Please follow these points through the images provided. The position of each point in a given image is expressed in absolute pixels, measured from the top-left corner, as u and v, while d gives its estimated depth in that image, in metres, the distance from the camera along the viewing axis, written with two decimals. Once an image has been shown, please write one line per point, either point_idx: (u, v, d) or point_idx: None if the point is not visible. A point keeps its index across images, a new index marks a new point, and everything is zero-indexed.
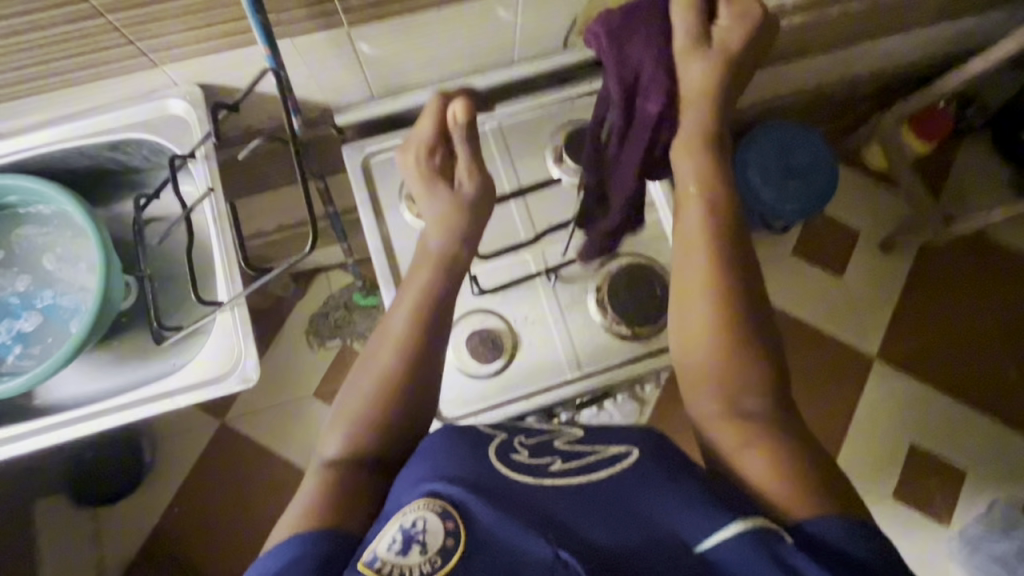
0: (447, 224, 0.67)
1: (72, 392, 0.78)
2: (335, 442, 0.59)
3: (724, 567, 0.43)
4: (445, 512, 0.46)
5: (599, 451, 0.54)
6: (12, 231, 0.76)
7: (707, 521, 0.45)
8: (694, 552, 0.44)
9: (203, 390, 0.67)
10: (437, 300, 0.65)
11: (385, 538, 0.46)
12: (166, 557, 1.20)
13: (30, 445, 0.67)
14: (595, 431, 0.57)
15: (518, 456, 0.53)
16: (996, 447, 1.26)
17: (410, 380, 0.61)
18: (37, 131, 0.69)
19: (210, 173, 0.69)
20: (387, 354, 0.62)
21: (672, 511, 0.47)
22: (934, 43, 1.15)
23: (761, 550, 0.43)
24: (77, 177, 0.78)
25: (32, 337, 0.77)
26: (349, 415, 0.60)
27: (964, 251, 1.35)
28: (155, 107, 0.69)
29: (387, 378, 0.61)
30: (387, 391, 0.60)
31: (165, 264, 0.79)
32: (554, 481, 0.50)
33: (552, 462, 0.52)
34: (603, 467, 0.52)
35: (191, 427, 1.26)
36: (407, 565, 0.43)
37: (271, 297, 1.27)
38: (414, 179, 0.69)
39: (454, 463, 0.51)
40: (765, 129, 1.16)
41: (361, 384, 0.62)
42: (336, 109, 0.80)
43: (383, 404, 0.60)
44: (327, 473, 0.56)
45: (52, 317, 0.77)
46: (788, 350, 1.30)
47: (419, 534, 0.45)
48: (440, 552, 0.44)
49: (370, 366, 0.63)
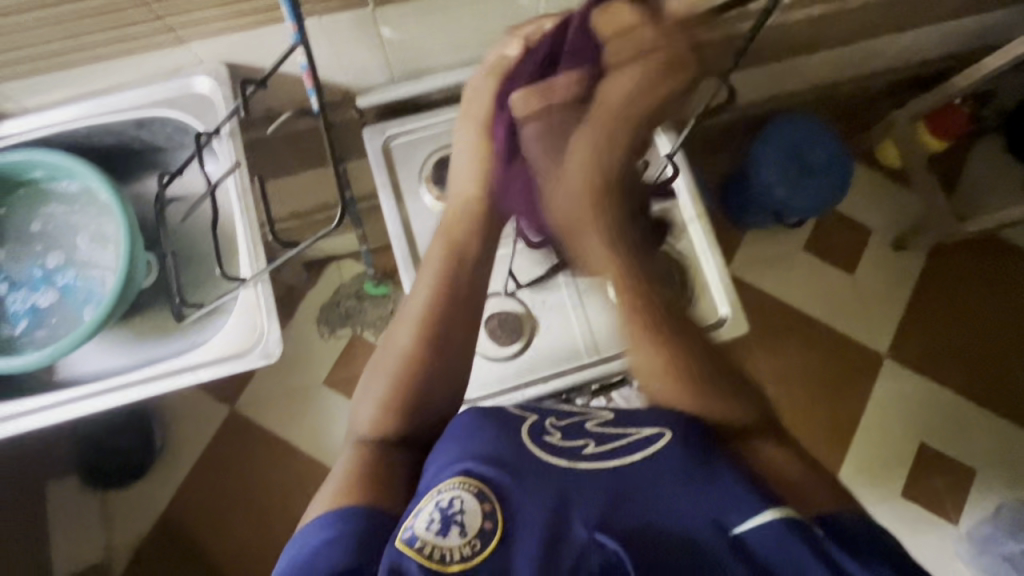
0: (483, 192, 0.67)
1: (92, 367, 0.79)
2: (364, 425, 0.58)
3: (757, 551, 0.45)
4: (480, 493, 0.47)
5: (632, 432, 0.53)
6: (36, 206, 0.77)
7: (742, 506, 0.47)
8: (730, 536, 0.46)
9: (225, 364, 0.68)
10: (457, 275, 0.64)
11: (421, 517, 0.46)
12: (173, 540, 1.21)
13: (53, 416, 0.68)
14: (626, 412, 0.56)
15: (552, 438, 0.53)
16: (1007, 448, 1.25)
17: (430, 361, 0.59)
18: (66, 108, 0.70)
19: (234, 149, 0.70)
20: (405, 334, 0.61)
21: (705, 496, 0.48)
22: (952, 38, 1.14)
23: (798, 539, 0.44)
24: (100, 155, 0.79)
25: (53, 311, 0.77)
26: (373, 397, 0.59)
27: (977, 250, 1.34)
28: (180, 85, 0.70)
29: (406, 358, 0.59)
30: (409, 373, 0.58)
31: (185, 243, 0.80)
32: (587, 465, 0.50)
33: (585, 446, 0.52)
34: (637, 447, 0.52)
35: (202, 412, 1.26)
36: (447, 546, 0.44)
37: (284, 285, 1.28)
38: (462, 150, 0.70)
39: (485, 441, 0.51)
40: (779, 124, 1.14)
41: (383, 364, 0.60)
42: (359, 94, 0.81)
43: (405, 386, 0.58)
44: (360, 456, 0.55)
45: (73, 293, 0.78)
46: (799, 345, 1.30)
47: (458, 516, 0.46)
48: (479, 534, 0.45)
49: (390, 347, 0.61)
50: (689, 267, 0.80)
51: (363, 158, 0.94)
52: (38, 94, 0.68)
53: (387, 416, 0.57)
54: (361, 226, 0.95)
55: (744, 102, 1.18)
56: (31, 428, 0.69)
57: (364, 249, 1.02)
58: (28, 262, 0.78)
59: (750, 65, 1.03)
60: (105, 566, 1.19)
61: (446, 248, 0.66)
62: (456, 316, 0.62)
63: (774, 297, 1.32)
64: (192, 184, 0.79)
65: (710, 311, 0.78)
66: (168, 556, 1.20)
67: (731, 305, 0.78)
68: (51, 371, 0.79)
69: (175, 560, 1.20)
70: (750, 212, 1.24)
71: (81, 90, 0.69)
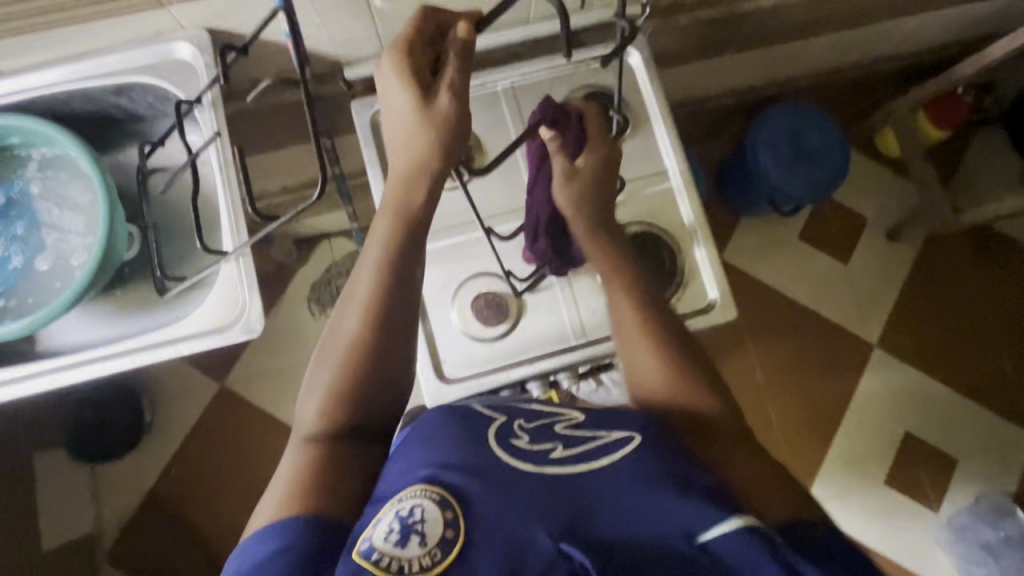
0: (405, 182, 0.58)
1: (74, 338, 0.78)
2: (311, 414, 0.53)
3: (724, 560, 0.43)
4: (443, 500, 0.46)
5: (598, 437, 0.52)
6: (14, 173, 0.76)
7: (705, 512, 0.45)
8: (697, 543, 0.44)
9: (204, 340, 0.68)
10: (407, 244, 0.58)
11: (380, 526, 0.45)
12: (163, 515, 1.22)
13: (31, 387, 0.68)
14: (596, 416, 0.55)
15: (518, 441, 0.51)
16: (989, 439, 1.27)
17: (382, 344, 0.55)
18: (39, 73, 0.68)
19: (214, 118, 0.69)
20: (353, 320, 0.55)
21: (671, 505, 0.46)
22: (955, 23, 1.12)
23: (761, 551, 0.43)
24: (78, 122, 0.77)
25: (9, 277, 0.76)
26: (321, 385, 0.54)
27: (969, 242, 1.34)
28: (160, 51, 0.68)
29: (353, 346, 0.54)
30: (358, 360, 0.54)
31: (166, 215, 0.79)
32: (555, 468, 0.48)
33: (553, 449, 0.50)
34: (607, 451, 0.50)
35: (190, 388, 1.26)
36: (407, 557, 0.43)
37: (273, 263, 1.26)
38: (398, 154, 0.58)
39: (448, 448, 0.50)
40: (782, 109, 1.12)
41: (328, 354, 0.55)
42: (346, 65, 0.79)
43: (353, 376, 0.54)
44: (308, 453, 0.51)
45: (35, 260, 0.76)
46: (788, 334, 1.31)
47: (418, 525, 0.44)
48: (440, 544, 0.43)
49: (336, 333, 0.56)
50: (681, 250, 0.78)
51: (353, 133, 0.92)
52: (11, 59, 0.66)
53: (336, 405, 0.53)
54: (350, 203, 0.93)
55: (743, 86, 1.18)
56: (8, 398, 0.68)
57: (355, 227, 0.99)
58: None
59: (748, 46, 1.02)
60: (95, 537, 1.20)
61: (395, 214, 0.58)
62: (404, 292, 0.57)
63: (767, 286, 1.32)
64: (174, 154, 0.77)
65: (699, 296, 0.77)
66: (157, 528, 1.21)
67: (721, 290, 0.76)
68: (31, 342, 0.78)
69: (165, 534, 1.21)
70: (747, 202, 1.23)
71: (58, 54, 0.67)
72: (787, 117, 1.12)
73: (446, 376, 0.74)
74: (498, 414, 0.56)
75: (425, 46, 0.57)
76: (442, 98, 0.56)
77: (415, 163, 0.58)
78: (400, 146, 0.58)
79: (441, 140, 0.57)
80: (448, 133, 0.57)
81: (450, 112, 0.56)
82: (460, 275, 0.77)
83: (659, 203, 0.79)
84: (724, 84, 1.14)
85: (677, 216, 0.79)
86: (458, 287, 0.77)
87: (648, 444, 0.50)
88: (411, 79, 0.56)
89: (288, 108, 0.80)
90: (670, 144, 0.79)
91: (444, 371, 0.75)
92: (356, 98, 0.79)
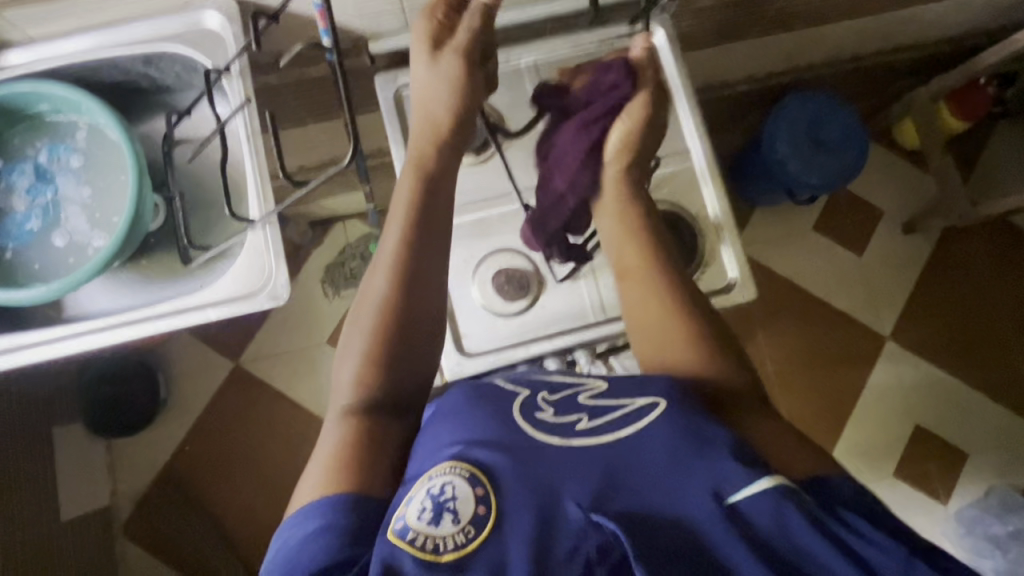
0: (421, 137, 0.63)
1: (100, 306, 0.79)
2: (347, 385, 0.54)
3: (753, 520, 0.44)
4: (473, 478, 0.46)
5: (626, 405, 0.53)
6: (43, 141, 0.78)
7: (735, 474, 0.46)
8: (726, 504, 0.45)
9: (230, 306, 0.69)
10: (427, 210, 0.60)
11: (413, 505, 0.45)
12: (177, 489, 1.24)
13: (60, 351, 0.69)
14: (620, 384, 0.56)
15: (543, 415, 0.52)
16: (1002, 433, 1.26)
17: (411, 307, 0.56)
18: (71, 40, 0.70)
19: (243, 88, 0.70)
20: (381, 281, 0.57)
21: (697, 472, 0.46)
22: (977, 11, 1.11)
23: (789, 508, 0.43)
24: (106, 93, 0.78)
25: (24, 237, 0.77)
26: (355, 353, 0.55)
27: (987, 235, 1.33)
28: (190, 22, 0.70)
29: (384, 309, 0.55)
30: (390, 323, 0.55)
31: (193, 184, 0.80)
32: (582, 441, 0.50)
33: (578, 421, 0.52)
34: (632, 419, 0.51)
35: (205, 365, 1.27)
36: (440, 536, 0.43)
37: (289, 243, 1.28)
38: (417, 111, 0.64)
39: (475, 423, 0.51)
40: (803, 98, 1.11)
41: (359, 325, 0.56)
42: (371, 40, 0.79)
43: (386, 340, 0.55)
44: (351, 425, 0.52)
45: (53, 225, 0.77)
46: (801, 323, 1.30)
47: (450, 502, 0.45)
48: (473, 521, 0.44)
49: (366, 298, 0.57)
50: (701, 231, 0.78)
51: (373, 112, 0.92)
52: (43, 24, 0.67)
53: (371, 370, 0.54)
54: (369, 182, 0.93)
55: (761, 73, 1.17)
56: (37, 361, 0.69)
57: (372, 208, 1.00)
58: (25, 187, 0.78)
59: (769, 30, 1.02)
60: (110, 510, 1.22)
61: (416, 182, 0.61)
62: (428, 253, 0.58)
63: (781, 275, 1.32)
64: (200, 124, 0.79)
65: (719, 275, 0.77)
66: (171, 502, 1.23)
67: (740, 269, 0.77)
68: (57, 308, 0.79)
69: (177, 509, 1.23)
70: (761, 191, 1.23)
71: (89, 21, 0.68)
72: (807, 105, 1.11)
73: (466, 351, 0.75)
74: (522, 388, 0.56)
75: (452, 12, 0.63)
76: (451, 60, 0.62)
77: (434, 124, 0.63)
78: (422, 110, 0.64)
79: (454, 98, 0.62)
80: (458, 83, 0.62)
81: (457, 66, 0.61)
82: (480, 252, 0.78)
83: (680, 182, 0.79)
84: (743, 70, 1.14)
85: (699, 196, 0.79)
86: (478, 264, 0.77)
87: (670, 411, 0.51)
88: (432, 50, 0.62)
89: (310, 84, 0.81)
90: (691, 122, 0.79)
91: (463, 345, 0.75)
92: (381, 74, 0.80)
